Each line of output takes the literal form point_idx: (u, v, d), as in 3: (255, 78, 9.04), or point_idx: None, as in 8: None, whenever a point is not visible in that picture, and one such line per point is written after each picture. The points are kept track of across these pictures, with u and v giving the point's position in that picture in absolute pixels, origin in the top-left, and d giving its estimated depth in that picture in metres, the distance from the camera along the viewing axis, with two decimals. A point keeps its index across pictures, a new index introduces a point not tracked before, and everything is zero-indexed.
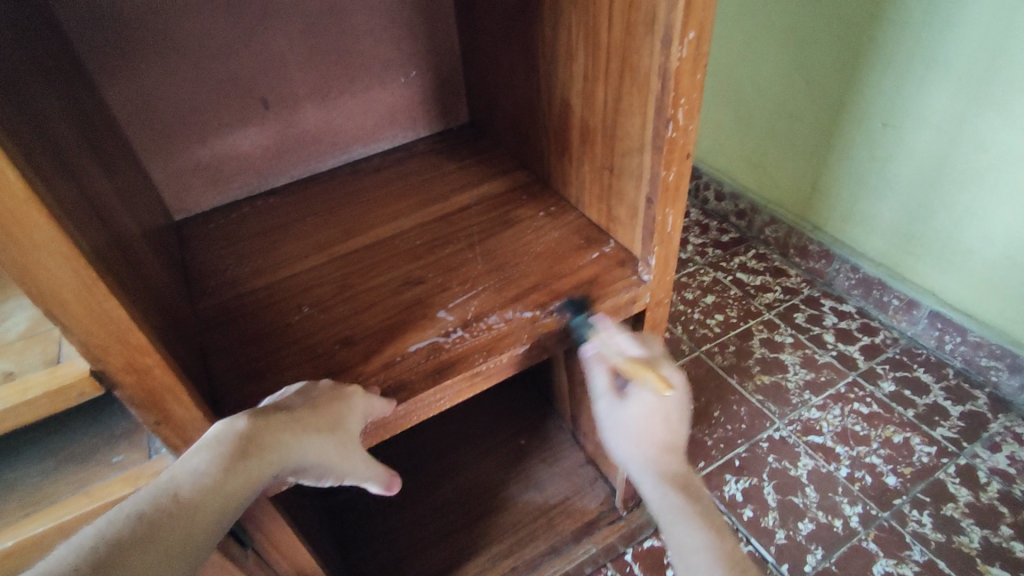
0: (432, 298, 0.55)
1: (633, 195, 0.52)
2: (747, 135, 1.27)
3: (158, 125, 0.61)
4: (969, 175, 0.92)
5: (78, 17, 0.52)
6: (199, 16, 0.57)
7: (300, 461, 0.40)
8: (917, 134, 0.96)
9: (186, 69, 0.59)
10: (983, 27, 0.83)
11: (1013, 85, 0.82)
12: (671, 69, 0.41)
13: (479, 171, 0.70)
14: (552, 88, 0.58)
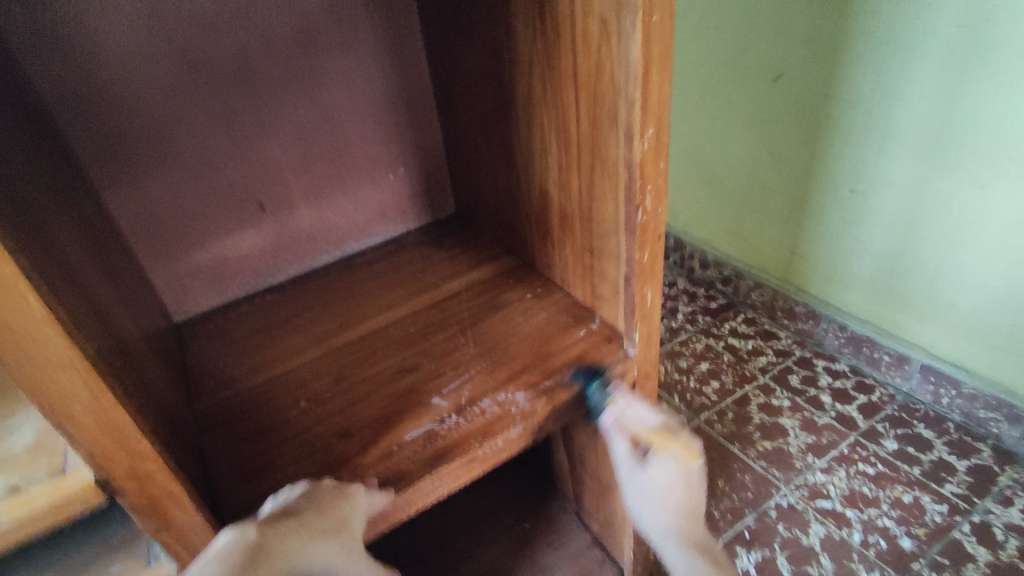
0: (426, 385, 0.57)
1: (614, 275, 0.55)
2: (724, 207, 1.32)
3: (160, 233, 0.65)
4: (938, 232, 0.96)
5: (89, 142, 0.57)
6: (199, 134, 0.62)
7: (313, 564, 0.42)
8: (882, 198, 1.02)
9: (187, 181, 0.64)
10: (928, 99, 0.90)
11: (964, 149, 0.88)
12: (635, 161, 0.45)
13: (467, 258, 0.74)
14: (530, 180, 0.62)
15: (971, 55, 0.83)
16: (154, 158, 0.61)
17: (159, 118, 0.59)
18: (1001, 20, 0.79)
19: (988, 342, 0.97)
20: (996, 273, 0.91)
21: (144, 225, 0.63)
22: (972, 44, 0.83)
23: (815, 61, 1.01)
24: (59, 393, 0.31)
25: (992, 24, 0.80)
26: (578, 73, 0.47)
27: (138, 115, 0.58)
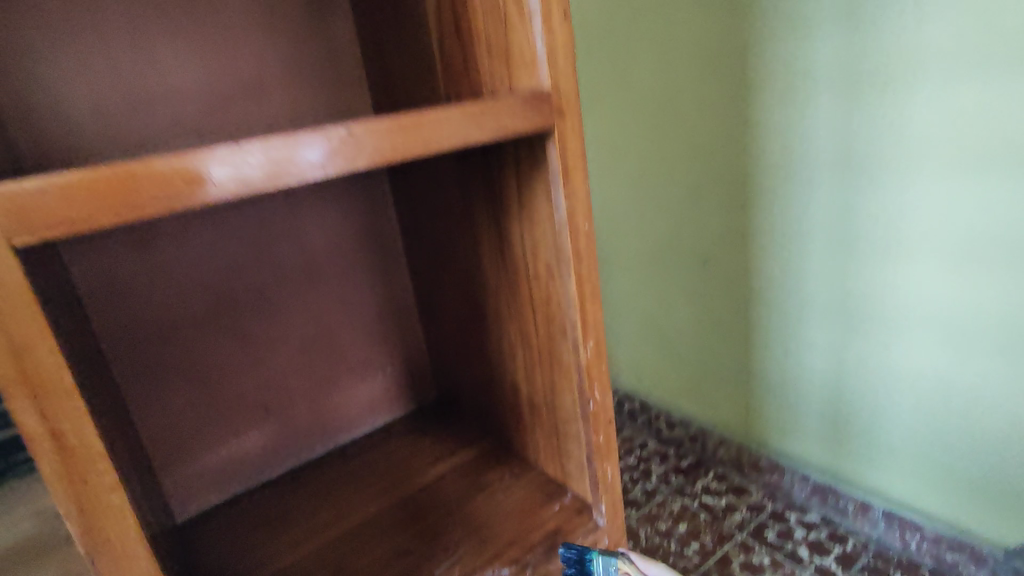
0: (420, 566, 0.62)
1: (579, 453, 0.65)
2: (672, 366, 1.31)
3: (178, 441, 0.73)
4: (875, 368, 0.94)
5: (133, 373, 0.68)
6: (224, 358, 0.74)
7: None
8: (816, 339, 1.00)
9: (208, 394, 0.74)
10: (825, 247, 0.93)
11: (862, 294, 0.91)
12: (583, 364, 0.58)
13: (450, 442, 0.83)
14: (503, 374, 0.74)
15: (847, 241, 0.90)
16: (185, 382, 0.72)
17: (195, 349, 0.72)
18: (861, 212, 0.87)
19: (946, 493, 0.92)
20: (943, 401, 0.87)
21: (166, 439, 0.72)
22: (845, 231, 0.90)
23: (728, 231, 1.05)
24: None
25: (856, 214, 0.87)
26: (534, 298, 0.61)
27: (177, 347, 0.70)
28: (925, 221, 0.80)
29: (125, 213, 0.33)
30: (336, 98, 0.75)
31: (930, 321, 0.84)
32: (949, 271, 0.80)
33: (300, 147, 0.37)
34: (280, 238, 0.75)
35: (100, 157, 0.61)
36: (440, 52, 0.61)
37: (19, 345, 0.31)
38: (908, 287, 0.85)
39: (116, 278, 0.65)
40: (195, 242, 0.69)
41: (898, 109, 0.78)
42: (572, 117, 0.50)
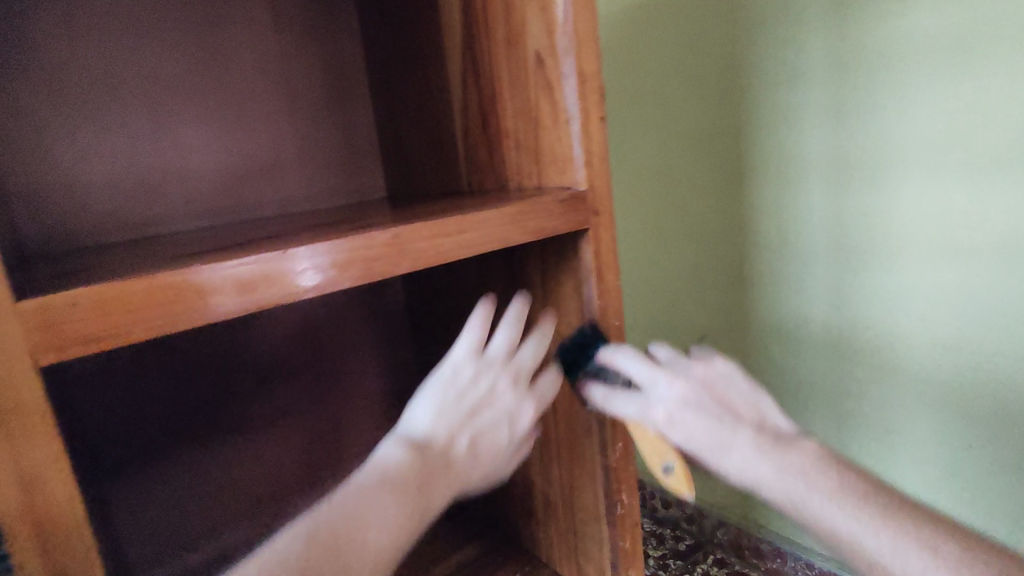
0: None
1: (599, 557, 0.61)
2: None
3: (160, 541, 0.65)
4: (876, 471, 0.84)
5: (119, 469, 0.62)
6: (219, 448, 0.68)
7: (463, 481, 0.49)
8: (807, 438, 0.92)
9: (197, 488, 0.67)
10: (815, 345, 0.86)
11: (861, 393, 0.82)
12: (610, 465, 0.56)
13: (452, 538, 0.77)
14: (515, 466, 0.70)
15: (842, 332, 0.82)
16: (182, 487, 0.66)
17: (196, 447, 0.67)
18: (855, 300, 0.80)
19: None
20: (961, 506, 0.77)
21: (155, 550, 0.65)
22: (838, 322, 0.82)
23: (717, 318, 0.97)
24: None
25: (848, 302, 0.81)
26: (557, 391, 0.60)
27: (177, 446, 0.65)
28: (925, 311, 0.74)
29: (154, 325, 0.32)
30: (350, 185, 0.74)
31: (936, 419, 0.76)
32: (956, 363, 0.73)
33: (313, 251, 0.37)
34: (291, 331, 0.72)
35: (107, 239, 0.59)
36: (463, 147, 0.62)
37: (29, 481, 0.28)
38: (911, 381, 0.77)
39: (119, 379, 0.61)
40: (205, 340, 0.66)
41: (890, 195, 0.74)
42: (605, 219, 0.51)
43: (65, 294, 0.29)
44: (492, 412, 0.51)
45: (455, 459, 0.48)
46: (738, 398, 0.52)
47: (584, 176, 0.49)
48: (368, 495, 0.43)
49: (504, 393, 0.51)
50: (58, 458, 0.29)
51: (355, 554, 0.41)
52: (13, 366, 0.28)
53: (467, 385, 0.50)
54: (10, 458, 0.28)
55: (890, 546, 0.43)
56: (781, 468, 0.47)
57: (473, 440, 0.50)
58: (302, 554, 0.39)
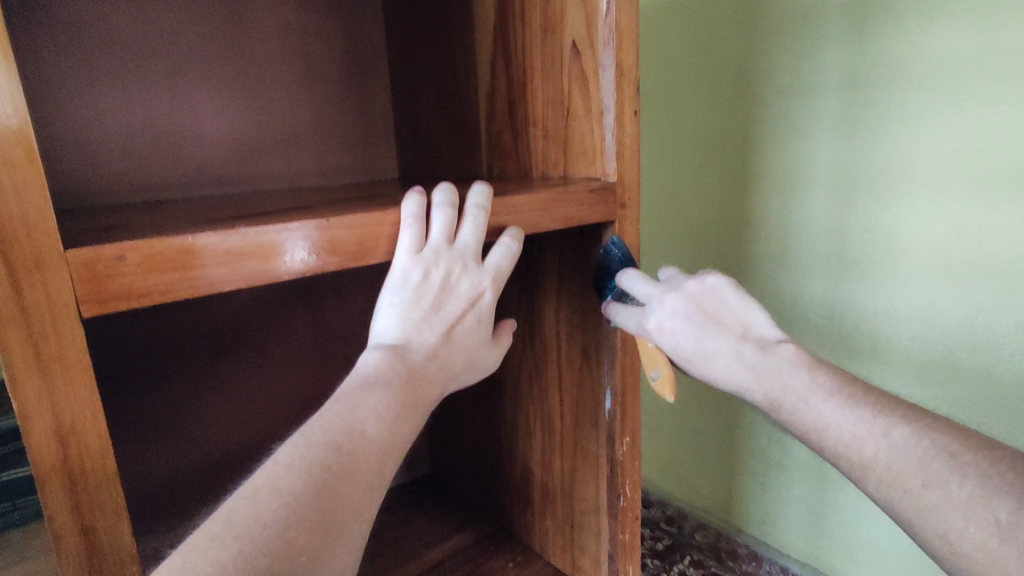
0: None
1: (595, 548, 0.62)
2: (654, 444, 1.22)
3: (167, 493, 0.62)
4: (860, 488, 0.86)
5: (133, 419, 0.59)
6: (235, 406, 0.66)
7: (447, 371, 0.42)
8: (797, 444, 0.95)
9: (208, 444, 0.64)
10: (815, 354, 0.86)
11: None
12: (616, 458, 0.56)
13: (445, 524, 0.77)
14: (514, 455, 0.71)
15: (838, 342, 0.83)
16: (194, 450, 0.64)
17: (201, 422, 0.64)
18: (853, 314, 0.81)
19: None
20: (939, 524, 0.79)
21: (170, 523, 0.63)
22: (831, 333, 0.84)
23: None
24: None
25: (846, 314, 0.82)
26: (565, 382, 0.61)
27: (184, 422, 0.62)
28: (919, 327, 0.75)
29: (156, 286, 0.31)
30: (364, 164, 0.73)
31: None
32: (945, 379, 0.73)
33: (306, 239, 0.35)
34: (295, 304, 0.68)
35: (117, 201, 0.57)
36: (486, 132, 0.62)
37: (67, 428, 0.29)
38: (902, 396, 0.78)
39: (144, 329, 0.58)
40: (233, 297, 0.64)
41: (895, 212, 0.75)
42: (631, 212, 0.52)
43: (111, 249, 0.29)
44: (460, 301, 0.43)
45: (436, 354, 0.41)
46: (727, 310, 0.51)
47: (615, 168, 0.50)
48: (362, 400, 0.36)
49: (469, 277, 0.43)
50: (94, 405, 0.30)
51: (361, 459, 0.34)
52: (56, 312, 0.28)
53: (419, 282, 0.41)
54: (48, 404, 0.28)
55: (880, 440, 0.43)
56: (765, 377, 0.48)
57: (449, 335, 0.42)
58: (302, 469, 0.32)
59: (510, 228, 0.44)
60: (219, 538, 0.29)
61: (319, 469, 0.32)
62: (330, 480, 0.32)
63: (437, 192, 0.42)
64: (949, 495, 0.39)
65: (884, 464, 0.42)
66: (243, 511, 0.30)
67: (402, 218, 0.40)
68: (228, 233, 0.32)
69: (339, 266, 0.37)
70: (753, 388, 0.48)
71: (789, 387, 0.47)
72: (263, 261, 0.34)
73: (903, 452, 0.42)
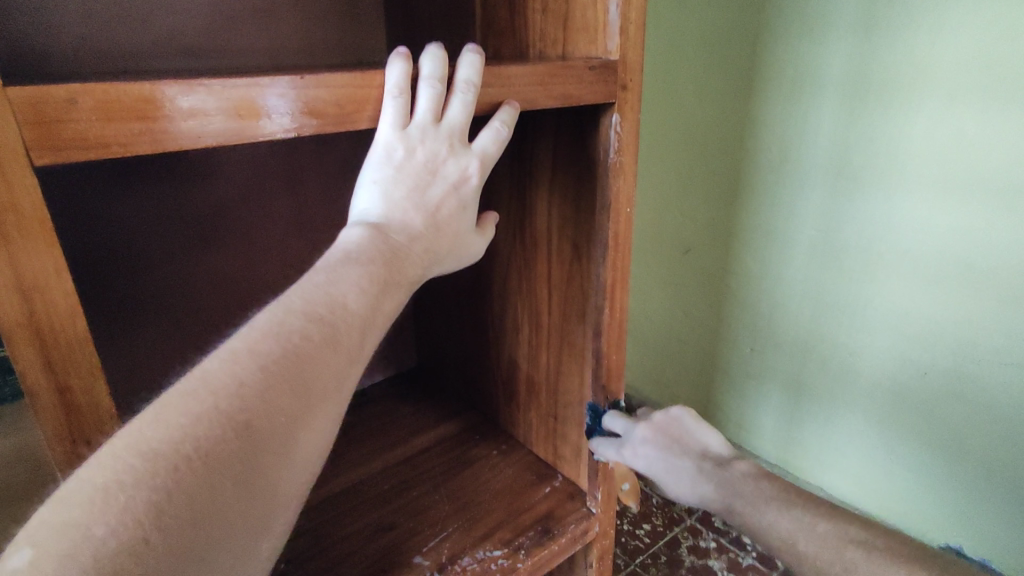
0: (404, 545, 0.60)
1: (577, 437, 0.64)
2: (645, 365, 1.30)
3: (148, 379, 0.63)
4: (836, 391, 0.95)
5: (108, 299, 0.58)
6: (215, 293, 0.65)
7: (428, 255, 0.41)
8: (777, 353, 1.01)
9: (188, 330, 0.64)
10: (810, 266, 0.91)
11: (848, 311, 0.89)
12: (601, 352, 0.57)
13: (433, 413, 0.81)
14: (501, 350, 0.72)
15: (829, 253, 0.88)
16: (173, 335, 0.63)
17: (178, 309, 0.63)
18: (851, 225, 0.85)
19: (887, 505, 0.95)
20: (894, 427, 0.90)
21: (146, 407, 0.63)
22: (825, 244, 0.88)
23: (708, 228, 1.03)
24: None
25: (841, 225, 0.86)
26: (554, 277, 0.60)
27: (160, 308, 0.62)
28: (910, 240, 0.79)
29: (115, 137, 0.29)
30: (349, 40, 0.68)
31: (903, 345, 0.84)
32: (932, 294, 0.79)
33: (280, 94, 0.32)
34: (281, 192, 0.66)
35: (84, 71, 0.53)
36: (480, 5, 0.57)
37: (28, 285, 0.28)
38: (892, 302, 0.83)
39: (120, 201, 0.56)
40: (216, 177, 0.61)
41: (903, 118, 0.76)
42: (632, 95, 0.49)
43: (62, 90, 0.27)
44: (445, 184, 0.41)
45: (419, 237, 0.40)
46: (688, 436, 0.60)
47: (617, 45, 0.46)
48: (341, 276, 0.35)
49: (456, 160, 0.41)
50: (57, 261, 0.28)
51: (343, 330, 0.33)
52: (4, 160, 0.26)
53: (404, 161, 0.39)
54: (6, 257, 0.27)
55: (811, 534, 0.50)
56: (724, 488, 0.55)
57: (433, 217, 0.41)
58: (281, 345, 0.31)
59: (505, 104, 0.41)
60: (195, 394, 0.28)
61: (299, 337, 0.31)
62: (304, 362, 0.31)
63: (425, 56, 0.39)
64: (867, 574, 0.46)
65: (816, 558, 0.49)
66: (220, 371, 0.29)
67: (385, 88, 0.37)
68: (195, 87, 0.30)
69: (319, 131, 0.34)
70: (712, 498, 0.55)
71: (742, 493, 0.54)
72: (241, 118, 0.32)
73: (831, 543, 0.49)
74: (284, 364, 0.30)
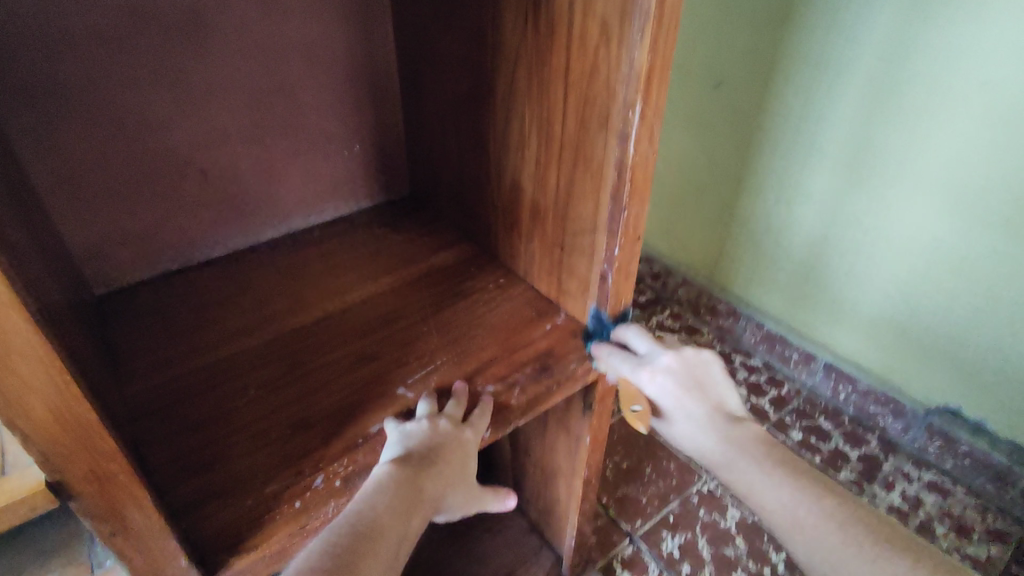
0: (388, 375, 0.54)
1: (586, 271, 0.56)
2: (680, 212, 1.36)
3: (94, 188, 0.59)
4: (864, 226, 1.04)
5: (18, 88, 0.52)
6: (161, 95, 0.59)
7: (436, 510, 0.47)
8: (814, 187, 1.09)
9: (126, 142, 0.59)
10: (861, 98, 0.96)
11: (891, 144, 0.95)
12: (625, 163, 0.46)
13: (427, 242, 0.73)
14: (503, 170, 0.61)
15: (889, 87, 0.92)
16: (114, 140, 0.58)
17: (151, 139, 0.60)
18: (914, 53, 0.88)
19: (892, 355, 1.10)
20: (912, 266, 0.99)
21: (124, 244, 0.64)
22: (882, 72, 0.93)
23: (766, 57, 1.06)
24: (21, 387, 0.27)
25: (912, 57, 0.89)
26: (573, 70, 0.48)
27: (131, 137, 0.59)
28: (992, 71, 0.82)
29: None
30: None
31: (949, 170, 0.90)
32: (979, 127, 0.85)
33: None
34: None
35: None
36: None
37: None
38: (947, 124, 0.88)
39: None
40: None
41: None
42: None
43: None
44: (439, 420, 0.48)
45: (439, 456, 0.46)
46: (713, 384, 0.54)
47: None
48: (378, 503, 0.42)
49: (446, 414, 0.49)
50: None
51: (373, 521, 0.42)
52: None
53: (409, 434, 0.47)
54: None
55: (817, 512, 0.48)
56: (729, 444, 0.51)
57: (443, 459, 0.46)
58: (344, 530, 0.41)
59: None
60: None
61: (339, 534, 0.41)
62: (359, 545, 0.40)
63: None
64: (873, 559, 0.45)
65: (812, 532, 0.47)
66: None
67: None
68: None
69: None
70: (713, 448, 0.52)
71: (749, 449, 0.51)
72: None
73: (833, 526, 0.47)
74: (347, 550, 0.40)
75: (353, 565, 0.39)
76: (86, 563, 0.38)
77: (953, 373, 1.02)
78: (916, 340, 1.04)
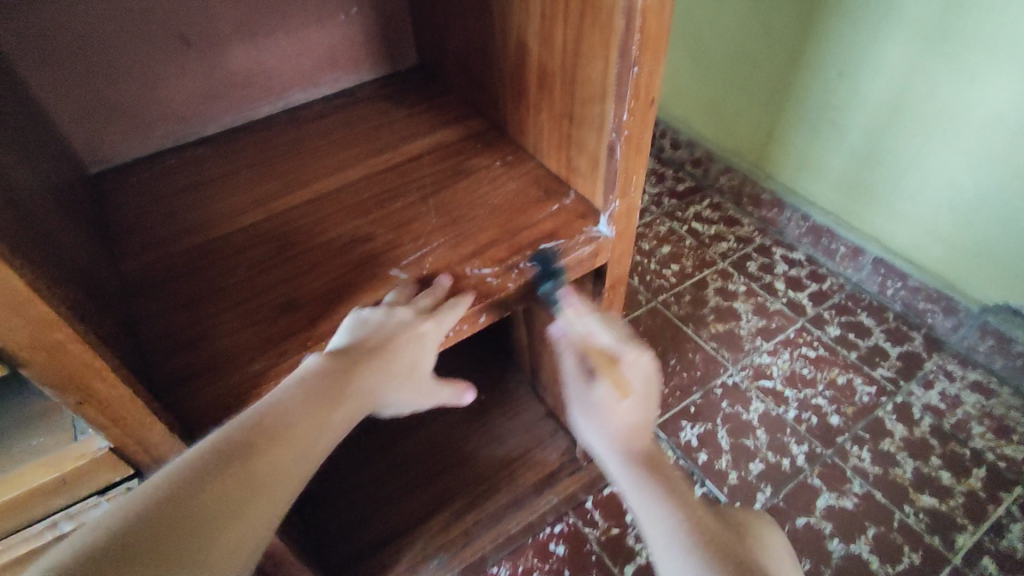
0: (382, 257, 0.52)
1: (595, 145, 0.50)
2: (726, 88, 1.23)
3: (66, 57, 0.55)
4: (937, 99, 0.91)
5: None
6: None
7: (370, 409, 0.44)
8: (884, 53, 0.94)
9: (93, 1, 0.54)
10: None
11: None
12: (636, 7, 0.39)
13: (432, 116, 0.67)
14: (507, 27, 0.54)
15: None
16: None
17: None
18: None
19: (949, 248, 1.00)
20: (987, 145, 0.88)
21: (109, 118, 0.60)
22: None
23: None
24: None
25: None
26: None
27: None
28: None
29: None
30: None
31: None
32: None
33: None
34: None
35: None
36: None
37: None
38: None
39: None
40: None
41: None
42: None
43: None
44: (398, 312, 0.46)
45: (389, 348, 0.44)
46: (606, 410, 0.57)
47: None
48: (300, 395, 0.40)
49: (406, 306, 0.46)
50: None
51: (284, 414, 0.39)
52: None
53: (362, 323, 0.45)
54: None
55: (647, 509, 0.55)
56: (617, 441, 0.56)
57: (391, 351, 0.44)
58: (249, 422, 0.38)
59: None
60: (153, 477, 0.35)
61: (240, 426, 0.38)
62: (259, 446, 0.37)
63: None
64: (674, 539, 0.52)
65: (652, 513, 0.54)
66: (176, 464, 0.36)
67: None
68: None
69: None
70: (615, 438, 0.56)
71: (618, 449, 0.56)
72: None
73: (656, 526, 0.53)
74: (245, 447, 0.37)
75: (246, 465, 0.36)
76: (68, 431, 0.36)
77: (1015, 266, 0.93)
78: (979, 231, 0.95)
